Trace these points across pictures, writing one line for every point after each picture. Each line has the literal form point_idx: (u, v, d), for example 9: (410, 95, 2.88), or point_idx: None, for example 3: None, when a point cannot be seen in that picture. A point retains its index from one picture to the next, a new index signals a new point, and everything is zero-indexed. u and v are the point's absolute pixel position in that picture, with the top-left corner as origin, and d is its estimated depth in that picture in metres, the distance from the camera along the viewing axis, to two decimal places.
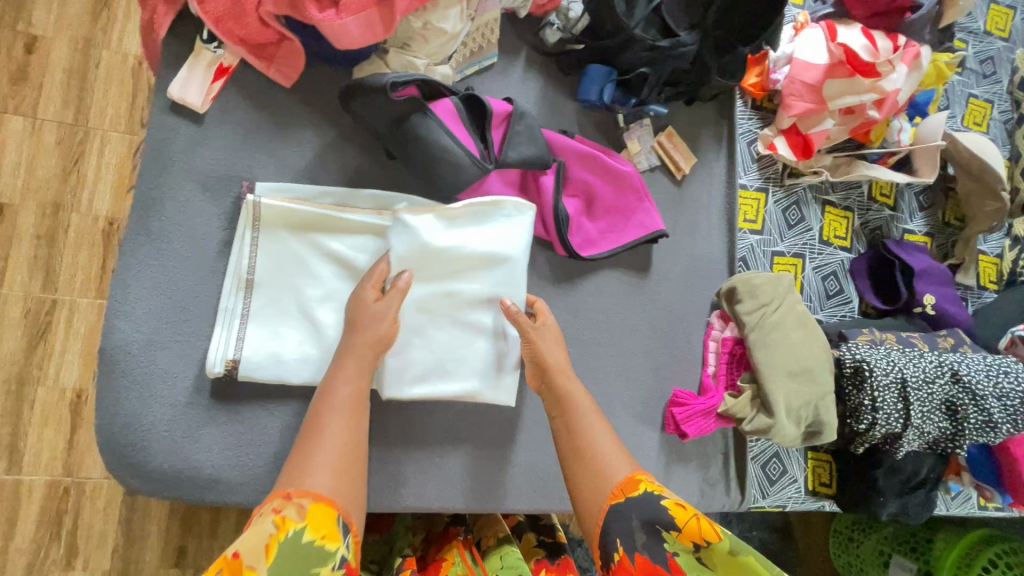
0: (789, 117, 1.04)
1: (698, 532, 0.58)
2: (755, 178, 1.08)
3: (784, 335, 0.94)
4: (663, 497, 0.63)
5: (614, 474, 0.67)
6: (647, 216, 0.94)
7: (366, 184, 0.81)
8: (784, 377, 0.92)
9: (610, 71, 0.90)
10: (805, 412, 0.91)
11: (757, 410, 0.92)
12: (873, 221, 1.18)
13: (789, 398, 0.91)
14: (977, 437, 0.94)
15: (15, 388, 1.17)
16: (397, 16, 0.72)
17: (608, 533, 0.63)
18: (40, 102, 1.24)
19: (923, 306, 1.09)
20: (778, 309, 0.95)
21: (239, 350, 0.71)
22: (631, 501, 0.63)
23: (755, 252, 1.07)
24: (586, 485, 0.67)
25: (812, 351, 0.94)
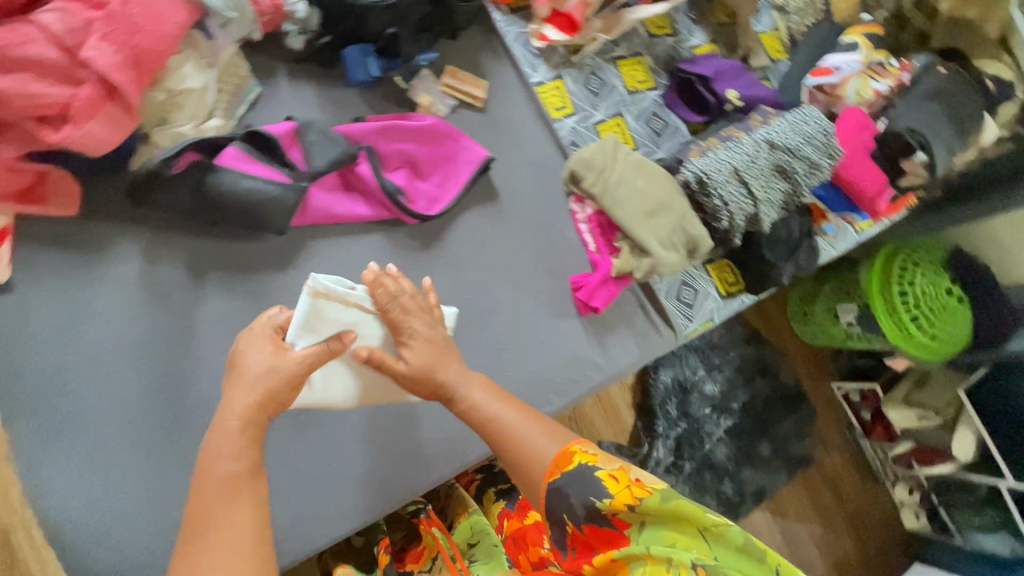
0: (542, 4, 1.12)
1: (629, 497, 0.64)
2: (546, 71, 1.15)
3: (631, 186, 1.04)
4: (595, 467, 0.67)
5: (549, 455, 0.70)
6: (468, 151, 1.02)
7: (204, 256, 0.83)
8: (646, 220, 1.03)
9: (364, 45, 0.94)
10: (675, 236, 1.03)
11: (639, 257, 1.04)
12: (662, 52, 1.29)
13: (658, 233, 1.02)
14: (811, 181, 1.08)
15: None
16: (133, 100, 0.74)
17: (555, 509, 0.69)
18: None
19: (731, 102, 1.21)
20: (614, 169, 1.05)
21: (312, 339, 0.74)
22: (568, 477, 0.68)
23: (581, 131, 1.16)
24: (526, 478, 0.72)
25: (659, 186, 1.05)
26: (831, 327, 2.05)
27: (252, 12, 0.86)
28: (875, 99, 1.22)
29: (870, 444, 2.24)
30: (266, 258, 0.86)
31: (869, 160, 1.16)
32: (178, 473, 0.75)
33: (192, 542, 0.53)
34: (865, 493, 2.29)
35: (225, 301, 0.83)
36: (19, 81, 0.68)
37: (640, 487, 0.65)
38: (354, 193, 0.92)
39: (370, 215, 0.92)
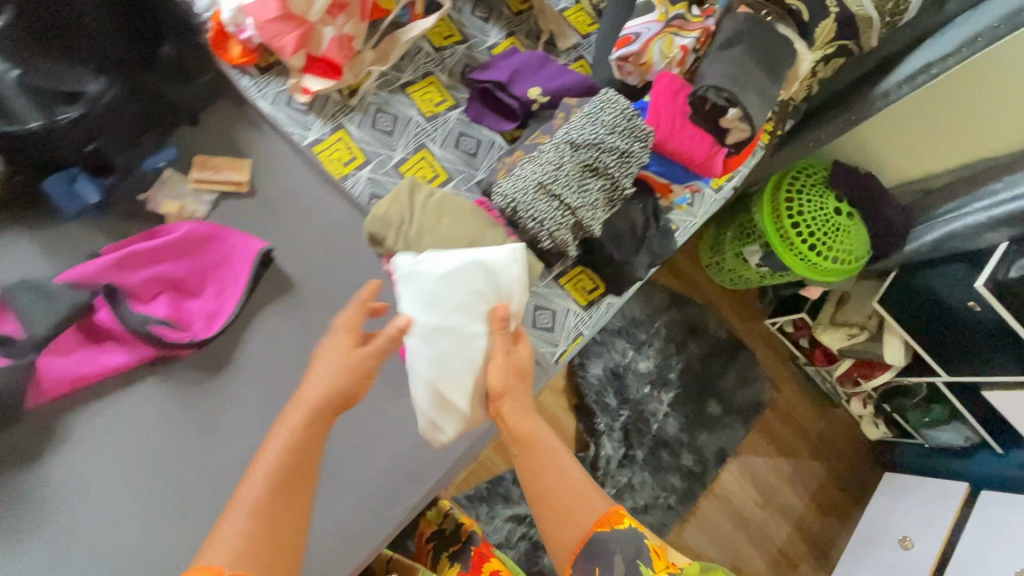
0: (292, 55, 0.99)
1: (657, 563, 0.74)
2: (322, 126, 1.03)
3: (433, 234, 0.93)
4: (643, 538, 0.75)
5: (593, 510, 0.77)
6: (241, 248, 0.90)
7: None
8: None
9: (67, 173, 0.83)
10: None
11: None
12: (455, 65, 1.18)
13: None
14: (629, 170, 0.99)
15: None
16: None
17: (590, 555, 0.74)
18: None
19: (536, 101, 1.12)
20: (413, 220, 0.94)
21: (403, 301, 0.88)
22: (612, 533, 0.75)
23: (381, 179, 1.04)
24: (555, 535, 0.77)
25: (465, 225, 0.95)
26: (743, 269, 1.98)
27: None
28: (683, 56, 1.14)
29: (815, 370, 2.22)
30: None
31: (688, 126, 1.08)
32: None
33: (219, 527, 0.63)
34: (824, 414, 2.27)
35: None
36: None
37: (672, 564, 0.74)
38: (105, 341, 0.81)
39: (130, 361, 0.80)
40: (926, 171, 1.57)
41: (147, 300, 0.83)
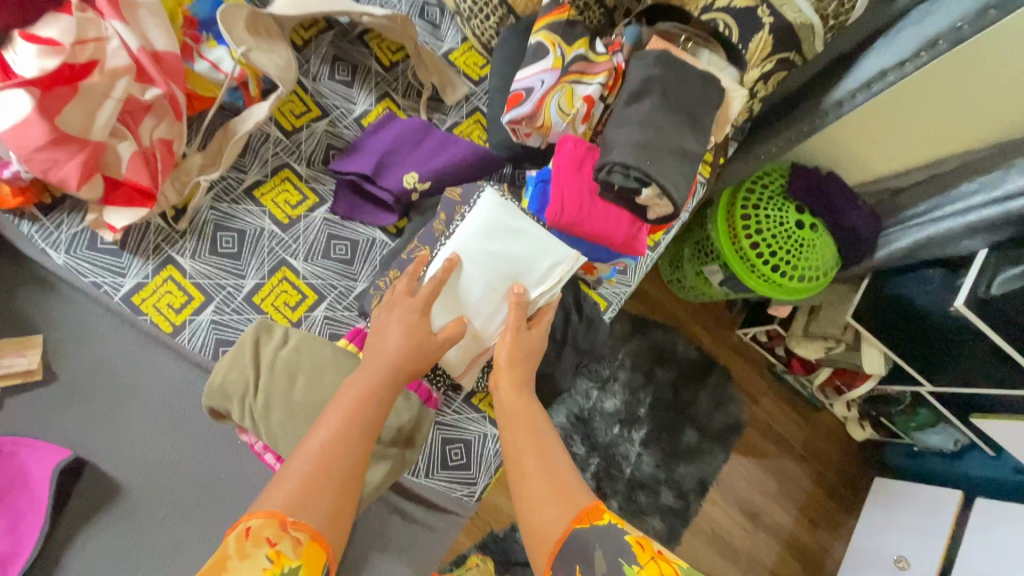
0: (80, 188, 0.77)
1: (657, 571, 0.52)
2: (142, 266, 0.82)
3: (284, 405, 0.73)
4: (624, 532, 0.55)
5: (571, 507, 0.59)
6: (33, 463, 0.70)
7: None
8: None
9: None
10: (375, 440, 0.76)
11: None
12: (315, 149, 0.96)
13: None
14: None
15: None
16: None
17: (564, 555, 0.56)
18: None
19: (414, 188, 0.92)
20: (258, 390, 0.73)
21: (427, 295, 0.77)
22: (595, 533, 0.55)
23: (228, 321, 0.83)
24: (532, 536, 0.59)
25: (324, 385, 0.74)
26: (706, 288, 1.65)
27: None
28: (587, 110, 0.93)
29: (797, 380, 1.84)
30: None
31: (600, 204, 0.88)
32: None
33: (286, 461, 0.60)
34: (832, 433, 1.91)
35: None
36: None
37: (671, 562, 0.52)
38: None
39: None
40: (877, 175, 1.22)
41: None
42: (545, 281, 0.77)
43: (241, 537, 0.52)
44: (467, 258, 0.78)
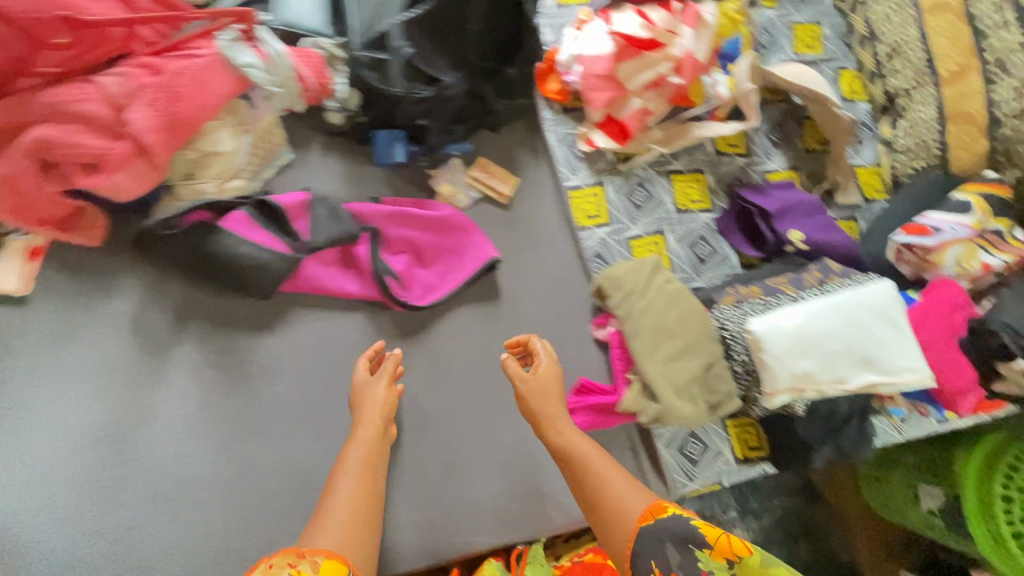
0: (597, 110, 1.07)
1: (730, 548, 0.60)
2: (588, 176, 1.09)
3: (656, 320, 0.94)
4: (691, 518, 0.64)
5: (630, 509, 0.69)
6: (477, 247, 0.98)
7: (193, 311, 0.87)
8: (663, 362, 0.91)
9: (394, 131, 0.96)
10: (695, 387, 0.91)
11: (649, 399, 0.91)
12: (727, 174, 1.18)
13: (674, 379, 0.90)
14: None
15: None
16: (157, 158, 0.80)
17: (641, 553, 0.65)
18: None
19: (793, 244, 1.07)
20: (645, 297, 0.96)
21: (777, 328, 0.87)
22: (664, 526, 0.64)
23: (611, 245, 1.08)
24: (615, 527, 0.69)
25: (689, 327, 0.94)
26: (910, 510, 1.20)
27: (297, 87, 0.92)
28: (982, 274, 1.02)
29: None
30: (245, 318, 0.89)
31: (953, 349, 0.95)
32: (104, 512, 0.80)
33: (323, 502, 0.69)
34: None
35: (202, 354, 0.87)
36: (69, 127, 0.77)
37: (738, 542, 0.61)
38: (348, 270, 0.93)
39: (361, 294, 0.92)
40: None
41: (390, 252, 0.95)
42: (890, 381, 0.85)
43: (264, 569, 0.57)
44: (834, 322, 0.86)
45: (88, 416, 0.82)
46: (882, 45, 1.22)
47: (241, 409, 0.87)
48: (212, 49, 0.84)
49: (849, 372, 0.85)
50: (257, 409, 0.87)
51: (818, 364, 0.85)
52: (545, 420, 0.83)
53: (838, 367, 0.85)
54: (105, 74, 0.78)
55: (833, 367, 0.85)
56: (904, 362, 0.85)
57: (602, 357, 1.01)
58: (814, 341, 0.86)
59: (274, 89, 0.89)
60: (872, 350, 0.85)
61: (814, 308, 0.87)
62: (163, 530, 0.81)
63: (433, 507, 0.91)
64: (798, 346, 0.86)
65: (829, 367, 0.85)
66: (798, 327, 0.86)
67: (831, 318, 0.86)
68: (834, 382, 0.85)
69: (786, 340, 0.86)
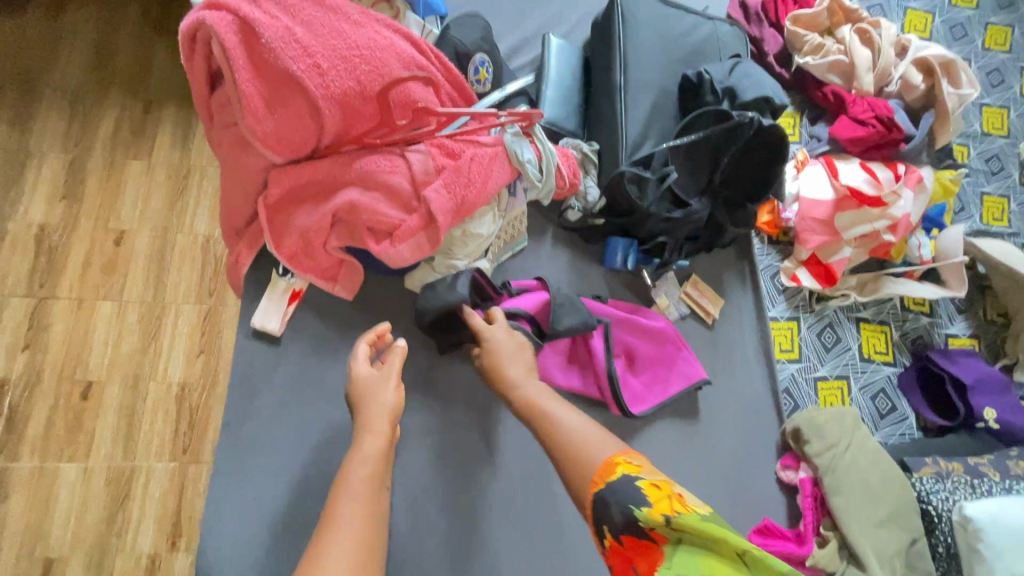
0: (808, 250, 1.09)
1: (669, 508, 0.57)
2: (784, 309, 1.11)
3: (860, 479, 0.92)
4: (638, 478, 0.60)
5: (595, 456, 0.63)
6: (688, 364, 0.99)
7: (422, 379, 0.91)
8: (870, 526, 0.89)
9: (630, 240, 0.99)
10: (898, 560, 0.88)
11: (847, 561, 0.88)
12: (912, 330, 1.18)
13: (880, 548, 0.88)
14: None
15: (97, 559, 1.46)
16: (440, 233, 0.84)
17: (598, 513, 0.60)
18: (175, 304, 1.67)
19: (986, 421, 1.06)
20: (848, 450, 0.95)
21: (1005, 524, 0.85)
22: (612, 486, 0.60)
23: (799, 382, 1.08)
24: (577, 480, 0.63)
25: (893, 492, 0.92)
26: None
27: (554, 184, 0.95)
28: None
29: None
30: (465, 396, 0.91)
31: None
32: None
33: (321, 537, 0.57)
34: None
35: (420, 423, 0.88)
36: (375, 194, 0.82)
37: (683, 500, 0.58)
38: (573, 365, 0.96)
39: (581, 390, 0.95)
40: None
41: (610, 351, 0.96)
42: None
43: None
44: None
45: (309, 467, 0.82)
46: None
47: (442, 485, 0.86)
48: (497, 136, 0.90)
49: None
50: (463, 489, 0.87)
51: None
52: (500, 366, 0.78)
53: None
54: (412, 150, 0.84)
55: None
56: None
57: (784, 499, 1.00)
58: None
59: (536, 181, 0.92)
60: None
61: None
62: None
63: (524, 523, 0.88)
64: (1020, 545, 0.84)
65: None
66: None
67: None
68: None
69: (1012, 537, 0.84)
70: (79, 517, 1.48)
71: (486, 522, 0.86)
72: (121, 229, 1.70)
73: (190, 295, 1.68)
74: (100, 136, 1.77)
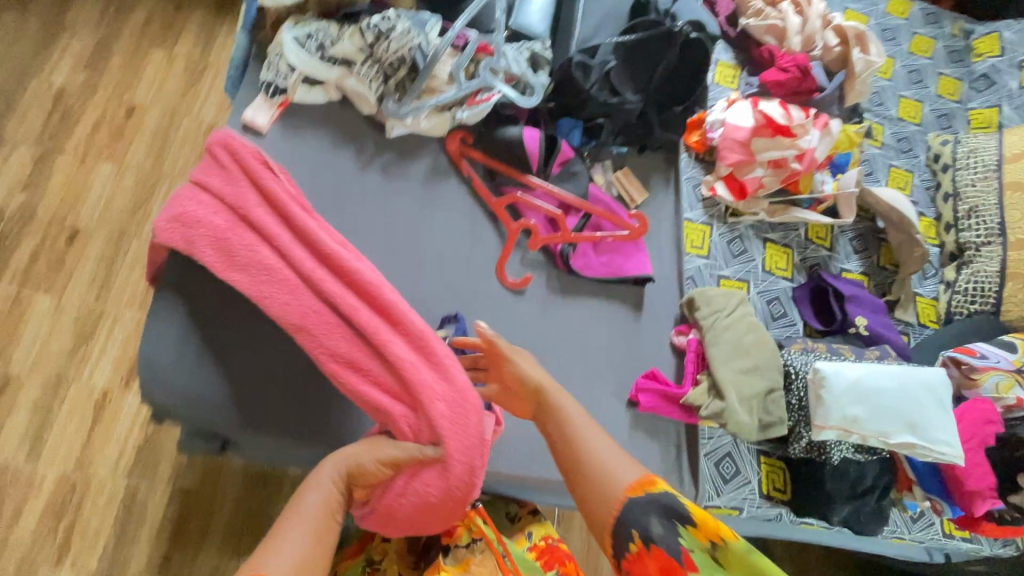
0: (726, 165, 1.28)
1: (713, 534, 0.66)
2: (700, 214, 1.29)
3: (736, 337, 1.08)
4: (679, 498, 0.72)
5: (619, 481, 0.75)
6: (641, 261, 1.15)
7: (376, 192, 1.05)
8: (738, 372, 1.04)
9: (575, 120, 1.16)
10: (757, 402, 1.03)
11: (712, 397, 1.04)
12: (811, 258, 1.35)
13: (740, 389, 1.03)
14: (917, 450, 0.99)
15: (54, 385, 1.56)
16: (452, 149, 1.10)
17: (623, 521, 0.72)
18: (170, 178, 1.82)
19: (857, 327, 1.23)
20: (729, 315, 1.11)
21: (841, 377, 0.99)
22: (649, 498, 0.73)
23: (704, 274, 1.24)
24: (599, 485, 0.76)
25: (762, 351, 1.08)
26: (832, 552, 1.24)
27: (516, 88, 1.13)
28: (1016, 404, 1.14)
29: None
30: (411, 215, 1.07)
31: (979, 453, 1.09)
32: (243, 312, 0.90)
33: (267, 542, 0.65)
34: None
35: (369, 225, 1.03)
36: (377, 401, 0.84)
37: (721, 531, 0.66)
38: (536, 211, 1.11)
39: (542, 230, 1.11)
40: None
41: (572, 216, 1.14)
42: (928, 450, 0.97)
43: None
44: (888, 388, 0.99)
45: None
46: (964, 203, 1.45)
47: None
48: (485, 47, 1.10)
49: (895, 435, 0.97)
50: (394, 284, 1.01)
51: (869, 416, 0.98)
52: (513, 364, 0.88)
53: (886, 427, 0.97)
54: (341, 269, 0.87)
55: (882, 424, 0.97)
56: (943, 437, 0.97)
57: (673, 360, 1.14)
58: (869, 396, 0.98)
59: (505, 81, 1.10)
60: (915, 421, 0.98)
61: (872, 369, 1.01)
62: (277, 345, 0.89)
63: (433, 252, 1.06)
64: (857, 394, 0.98)
65: (879, 423, 0.97)
66: (860, 381, 0.99)
67: (889, 380, 1.00)
68: (878, 439, 0.98)
69: (843, 388, 0.98)
70: (44, 346, 1.59)
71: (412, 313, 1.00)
72: (132, 104, 1.86)
73: (186, 171, 1.85)
74: (131, 22, 1.95)
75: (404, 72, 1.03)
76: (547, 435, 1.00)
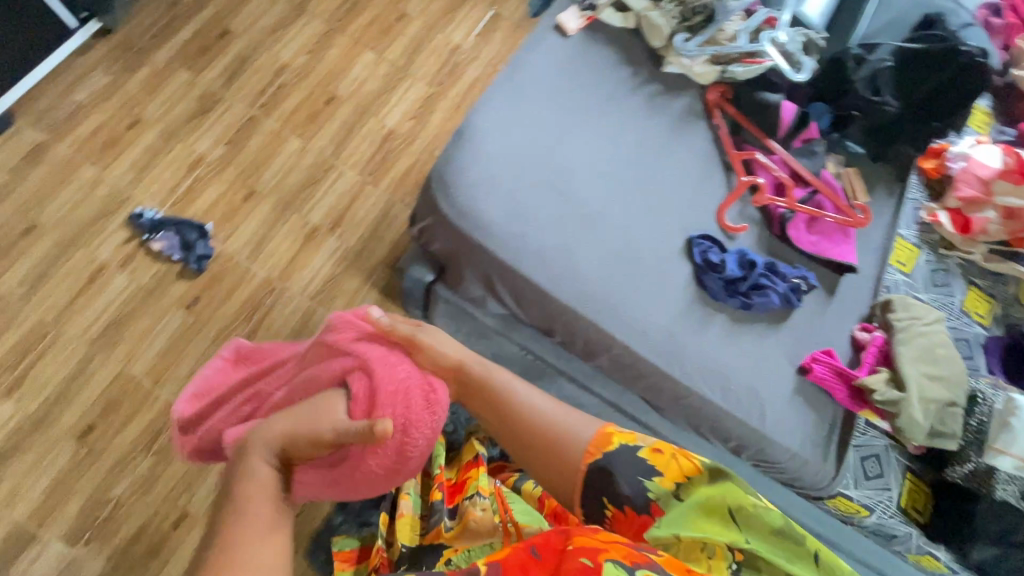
0: (956, 197, 1.28)
1: (678, 477, 0.83)
2: (914, 234, 1.30)
3: (928, 345, 1.11)
4: (641, 448, 0.86)
5: (581, 441, 0.87)
6: (848, 251, 1.21)
7: (639, 112, 1.19)
8: (922, 376, 1.08)
9: (829, 107, 1.25)
10: (936, 407, 1.06)
11: (890, 387, 1.08)
12: (1014, 316, 1.31)
13: (923, 389, 1.06)
14: None
15: (281, 208, 1.76)
16: (711, 98, 1.22)
17: (590, 486, 0.85)
18: (413, 78, 2.05)
19: None
20: (926, 325, 1.14)
21: None
22: (611, 454, 0.85)
23: (901, 288, 1.26)
24: (564, 461, 0.87)
25: (952, 367, 1.10)
26: None
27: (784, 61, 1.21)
28: None
29: None
30: (660, 140, 1.19)
31: None
32: (517, 166, 1.08)
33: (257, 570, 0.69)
34: None
35: (626, 137, 1.17)
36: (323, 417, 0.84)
37: (689, 474, 0.84)
38: (769, 174, 1.21)
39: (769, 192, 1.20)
40: None
41: (800, 188, 1.21)
42: None
43: None
44: None
45: (547, 114, 1.13)
46: None
47: (618, 182, 1.14)
48: (771, 20, 1.21)
49: None
50: (631, 191, 1.14)
51: None
52: (430, 345, 0.94)
53: None
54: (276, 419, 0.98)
55: None
56: None
57: (851, 351, 1.18)
58: None
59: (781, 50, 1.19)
60: None
61: None
62: (536, 202, 1.08)
63: (673, 176, 1.17)
64: None
65: None
66: None
67: None
68: None
69: None
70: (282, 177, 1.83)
71: (640, 219, 1.13)
72: (403, 13, 2.14)
73: (427, 77, 2.06)
74: None
75: (699, 20, 1.18)
76: (721, 364, 1.09)
